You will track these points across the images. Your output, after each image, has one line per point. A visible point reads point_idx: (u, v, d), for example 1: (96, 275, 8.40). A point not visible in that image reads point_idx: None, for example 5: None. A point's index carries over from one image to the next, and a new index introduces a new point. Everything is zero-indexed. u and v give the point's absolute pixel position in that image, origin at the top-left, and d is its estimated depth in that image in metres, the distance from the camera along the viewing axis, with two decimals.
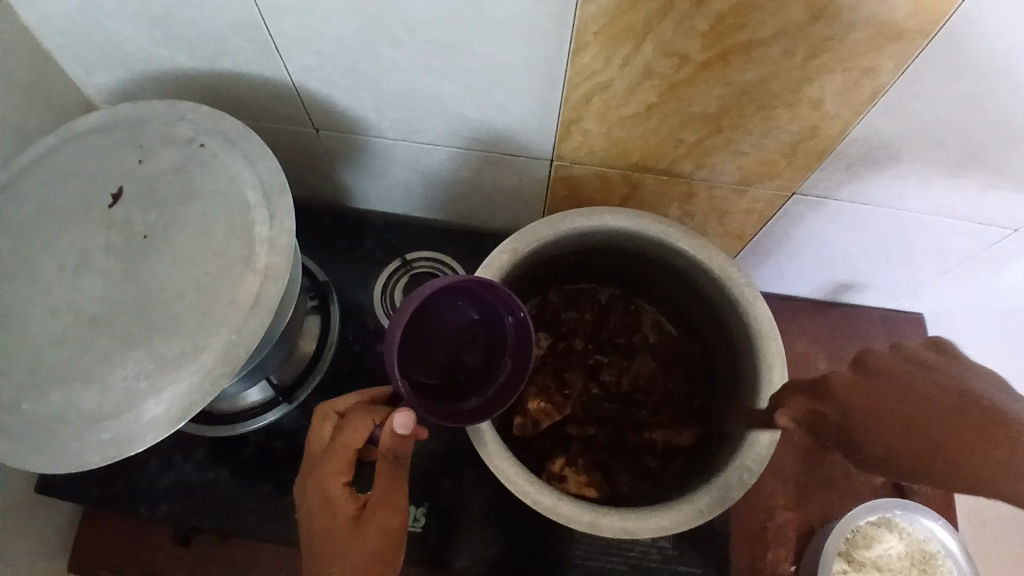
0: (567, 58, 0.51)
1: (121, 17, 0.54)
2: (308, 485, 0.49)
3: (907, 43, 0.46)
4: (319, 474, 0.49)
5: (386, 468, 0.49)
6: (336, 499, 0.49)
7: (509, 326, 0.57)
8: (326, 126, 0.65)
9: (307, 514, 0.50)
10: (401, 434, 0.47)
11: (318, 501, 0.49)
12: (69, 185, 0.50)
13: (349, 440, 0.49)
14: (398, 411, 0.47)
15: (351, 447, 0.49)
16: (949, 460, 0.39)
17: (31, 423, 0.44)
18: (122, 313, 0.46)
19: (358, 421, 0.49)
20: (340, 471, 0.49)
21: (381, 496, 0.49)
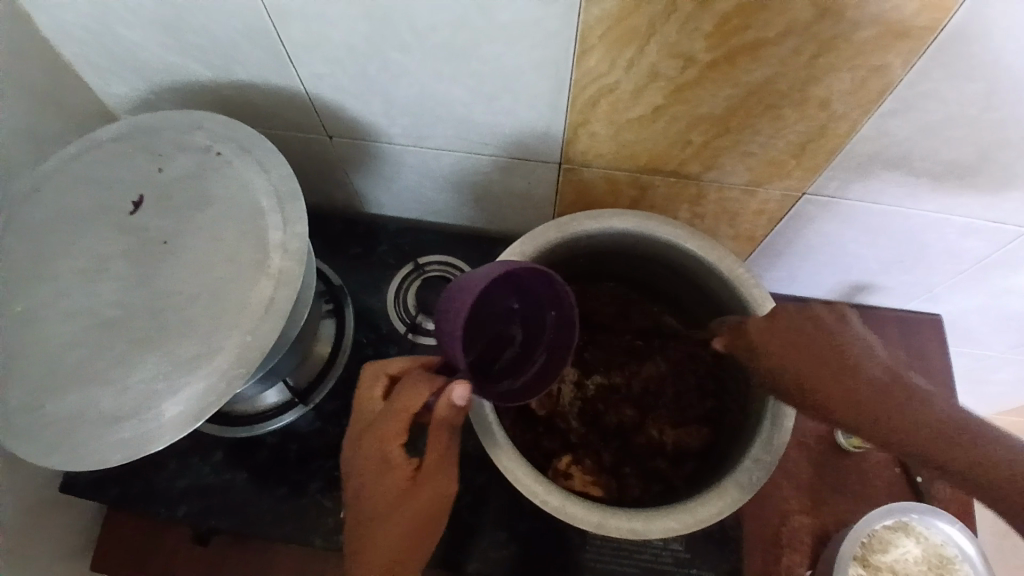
0: (573, 61, 0.52)
1: (140, 27, 0.55)
2: (365, 444, 0.50)
3: (915, 41, 0.46)
4: (376, 435, 0.49)
5: (441, 437, 0.50)
6: (392, 461, 0.49)
7: (549, 320, 0.57)
8: (340, 134, 0.66)
9: (362, 470, 0.51)
10: (459, 406, 0.47)
11: (376, 460, 0.50)
12: (91, 192, 0.52)
13: (404, 406, 0.48)
14: (457, 383, 0.46)
15: (406, 413, 0.48)
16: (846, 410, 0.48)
17: (54, 423, 0.46)
18: (141, 315, 0.47)
19: (414, 388, 0.48)
20: (397, 435, 0.49)
21: (436, 462, 0.50)
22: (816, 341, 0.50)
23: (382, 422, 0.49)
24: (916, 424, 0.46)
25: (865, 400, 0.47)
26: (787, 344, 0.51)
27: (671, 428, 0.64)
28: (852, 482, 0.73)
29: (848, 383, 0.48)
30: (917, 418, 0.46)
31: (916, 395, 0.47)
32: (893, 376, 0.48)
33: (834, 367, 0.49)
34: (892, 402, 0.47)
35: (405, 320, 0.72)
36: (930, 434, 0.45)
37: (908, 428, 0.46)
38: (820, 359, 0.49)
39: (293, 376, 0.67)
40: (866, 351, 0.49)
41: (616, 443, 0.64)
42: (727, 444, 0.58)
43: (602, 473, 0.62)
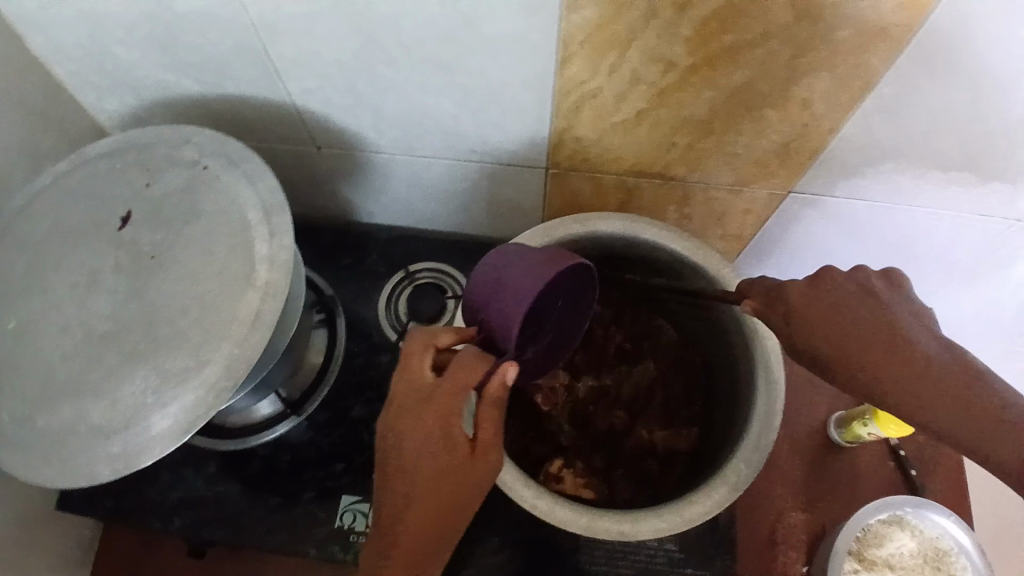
0: (556, 68, 0.52)
1: (127, 43, 0.56)
2: (418, 422, 0.46)
3: (894, 39, 0.46)
4: (428, 410, 0.46)
5: (492, 412, 0.47)
6: (448, 438, 0.46)
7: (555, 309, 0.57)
8: (328, 144, 0.66)
9: (408, 450, 0.46)
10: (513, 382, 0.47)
11: (428, 438, 0.46)
12: (79, 207, 0.52)
13: (464, 379, 0.46)
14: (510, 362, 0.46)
15: (465, 386, 0.46)
16: (887, 382, 0.43)
17: (44, 439, 0.46)
18: (130, 329, 0.47)
19: (472, 361, 0.47)
20: (453, 409, 0.46)
21: (490, 440, 0.47)
22: (861, 308, 0.46)
23: (436, 397, 0.46)
24: (970, 410, 0.42)
25: (916, 378, 0.43)
26: (835, 312, 0.46)
27: (660, 430, 0.65)
28: (846, 479, 0.73)
29: (898, 359, 0.44)
30: (970, 403, 0.42)
31: (973, 380, 0.43)
32: (949, 356, 0.44)
33: (885, 340, 0.44)
34: (949, 384, 0.43)
35: (397, 328, 0.72)
36: (967, 414, 0.42)
37: (946, 405, 0.42)
38: (870, 331, 0.45)
39: (285, 387, 0.67)
40: (919, 329, 0.45)
41: (606, 446, 0.65)
42: (715, 446, 0.59)
43: (592, 476, 0.63)
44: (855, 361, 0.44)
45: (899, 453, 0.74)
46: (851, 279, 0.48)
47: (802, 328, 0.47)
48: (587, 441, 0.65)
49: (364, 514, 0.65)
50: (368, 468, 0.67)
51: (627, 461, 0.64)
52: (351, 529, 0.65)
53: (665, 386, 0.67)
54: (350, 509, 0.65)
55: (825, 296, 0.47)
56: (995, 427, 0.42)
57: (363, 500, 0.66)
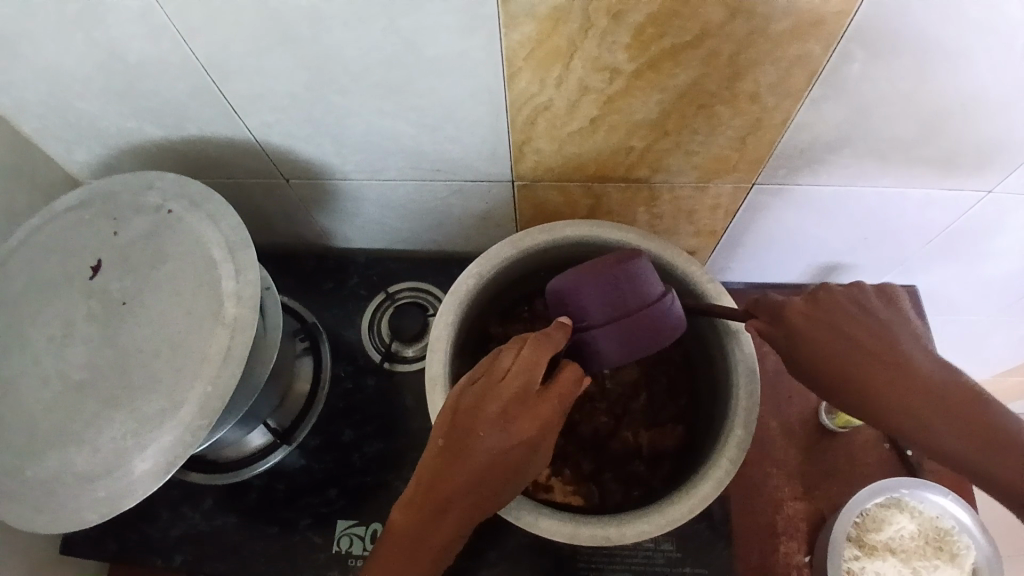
0: (504, 85, 0.53)
1: (89, 96, 0.57)
2: (506, 429, 0.48)
3: (831, 26, 0.47)
4: (520, 407, 0.48)
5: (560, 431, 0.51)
6: (523, 442, 0.48)
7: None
8: (296, 175, 0.68)
9: (489, 443, 0.47)
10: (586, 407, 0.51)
11: (513, 435, 0.48)
12: (52, 260, 0.54)
13: (559, 391, 0.49)
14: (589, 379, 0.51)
15: (559, 399, 0.49)
16: (880, 398, 0.46)
17: (33, 488, 0.47)
18: (106, 377, 0.49)
19: (574, 383, 0.50)
20: (538, 415, 0.48)
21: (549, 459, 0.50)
22: (857, 326, 0.49)
23: (530, 395, 0.49)
24: (964, 425, 0.44)
25: (911, 392, 0.46)
26: (833, 330, 0.49)
27: (647, 431, 0.65)
28: (842, 464, 0.72)
29: (892, 373, 0.46)
30: (964, 412, 0.45)
31: (976, 400, 0.45)
32: (946, 373, 0.46)
33: (879, 357, 0.47)
34: (948, 403, 0.45)
35: (380, 349, 0.73)
36: (963, 426, 0.44)
37: (940, 417, 0.45)
38: (867, 350, 0.47)
39: (274, 417, 0.68)
40: (918, 349, 0.47)
41: (595, 451, 0.65)
42: (698, 443, 0.59)
43: (582, 482, 0.63)
44: (849, 376, 0.47)
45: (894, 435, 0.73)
46: (848, 296, 0.51)
47: (799, 348, 0.50)
48: (577, 447, 0.65)
49: (360, 537, 0.66)
50: (361, 492, 0.67)
51: (615, 463, 0.64)
52: (349, 553, 0.65)
53: (648, 385, 0.67)
54: (346, 534, 0.66)
55: (825, 315, 0.50)
56: (997, 447, 0.43)
57: (359, 523, 0.66)
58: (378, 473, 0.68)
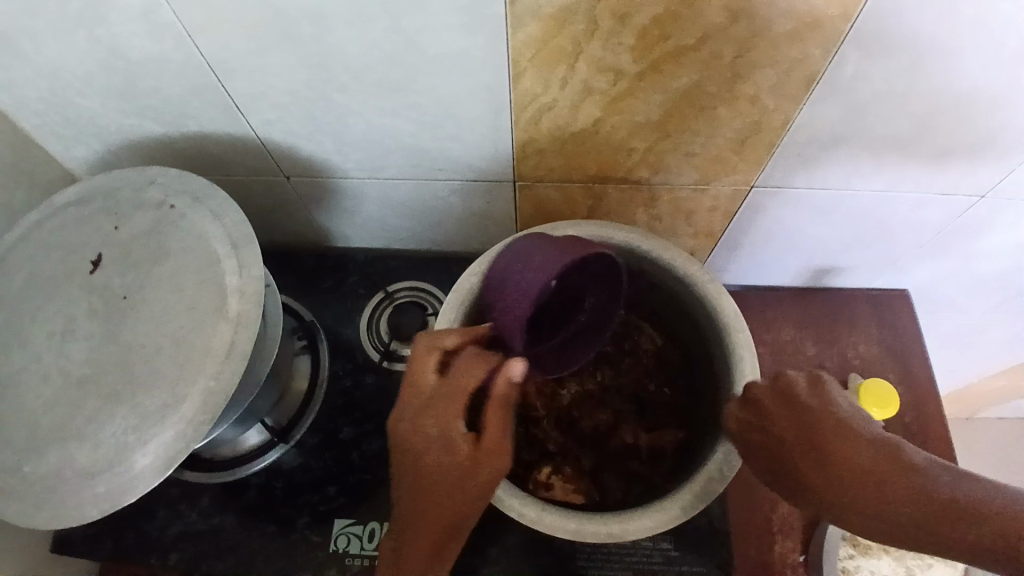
0: (508, 84, 0.53)
1: (89, 93, 0.57)
2: (421, 423, 0.51)
3: (831, 29, 0.47)
4: (435, 412, 0.51)
5: (498, 413, 0.52)
6: (451, 438, 0.51)
7: (581, 308, 0.62)
8: (297, 173, 0.67)
9: (410, 440, 0.51)
10: (516, 383, 0.52)
11: (427, 428, 0.51)
12: (52, 255, 0.53)
13: (465, 381, 0.51)
14: (516, 360, 0.51)
15: (467, 387, 0.51)
16: (833, 492, 0.48)
17: (33, 485, 0.47)
18: (108, 372, 0.48)
19: (480, 366, 0.52)
20: (456, 410, 0.51)
21: (495, 444, 0.51)
22: (797, 418, 0.50)
23: (442, 398, 0.51)
24: (913, 504, 0.46)
25: (855, 480, 0.47)
26: (776, 426, 0.50)
27: (644, 432, 0.65)
28: None
29: (830, 460, 0.48)
30: (910, 490, 0.46)
31: (905, 464, 0.47)
32: (880, 446, 0.49)
33: (817, 447, 0.49)
34: (886, 482, 0.47)
35: (379, 348, 0.73)
36: (919, 506, 0.46)
37: (891, 500, 0.46)
38: (806, 447, 0.49)
39: (272, 415, 0.68)
40: (845, 424, 0.50)
41: (594, 450, 0.65)
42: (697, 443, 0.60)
43: (582, 481, 0.63)
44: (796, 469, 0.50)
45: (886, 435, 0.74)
46: (779, 388, 0.52)
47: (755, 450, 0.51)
48: (575, 446, 0.66)
49: (358, 536, 0.65)
50: (360, 491, 0.67)
51: (614, 462, 0.64)
52: (347, 552, 0.65)
53: (646, 386, 0.67)
54: (344, 533, 0.66)
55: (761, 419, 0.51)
56: (953, 520, 0.45)
57: (357, 522, 0.66)
58: (376, 472, 0.68)
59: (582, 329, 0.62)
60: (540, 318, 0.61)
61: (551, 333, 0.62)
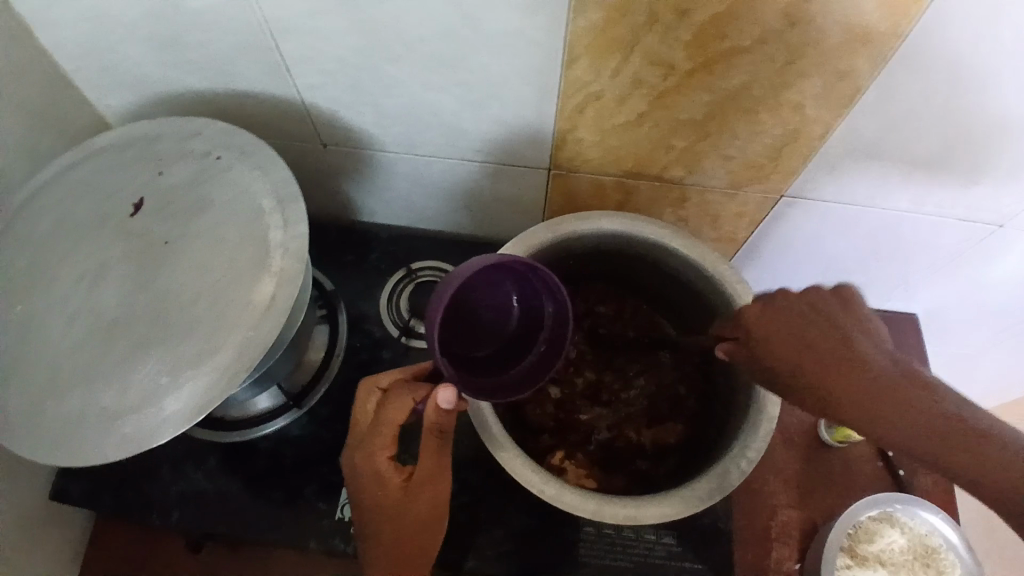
0: (560, 70, 0.54)
1: (138, 40, 0.57)
2: (356, 456, 0.53)
3: (880, 45, 0.49)
4: (368, 448, 0.52)
5: (432, 442, 0.52)
6: (382, 473, 0.52)
7: (546, 314, 0.60)
8: (334, 142, 0.68)
9: (348, 471, 0.53)
10: (445, 410, 0.50)
11: (361, 462, 0.52)
12: (89, 197, 0.53)
13: (393, 417, 0.51)
14: (442, 387, 0.49)
15: (395, 422, 0.51)
16: (840, 397, 0.44)
17: (52, 423, 0.46)
18: (142, 316, 0.48)
19: (404, 403, 0.51)
20: (385, 447, 0.52)
21: (428, 471, 0.53)
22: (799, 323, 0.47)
23: (374, 435, 0.52)
24: (936, 433, 0.41)
25: (875, 395, 0.43)
26: (785, 330, 0.47)
27: (651, 427, 0.68)
28: (838, 473, 0.74)
29: (840, 362, 0.45)
30: (932, 417, 0.42)
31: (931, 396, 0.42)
32: (907, 374, 0.44)
33: (828, 348, 0.45)
34: (906, 404, 0.42)
35: (398, 325, 0.73)
36: (935, 435, 0.41)
37: (910, 423, 0.42)
38: (821, 342, 0.46)
39: (286, 381, 0.68)
40: (871, 334, 0.46)
41: (603, 439, 0.67)
42: (705, 441, 0.62)
43: (593, 466, 0.65)
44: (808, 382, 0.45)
45: (888, 455, 0.75)
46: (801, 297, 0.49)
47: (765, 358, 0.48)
48: (586, 434, 0.67)
49: None
50: None
51: (623, 451, 0.66)
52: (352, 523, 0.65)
53: (659, 380, 0.69)
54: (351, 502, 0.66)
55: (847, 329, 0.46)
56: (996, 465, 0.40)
57: None
58: None
59: (550, 339, 0.60)
60: (522, 339, 0.63)
61: (530, 348, 0.62)
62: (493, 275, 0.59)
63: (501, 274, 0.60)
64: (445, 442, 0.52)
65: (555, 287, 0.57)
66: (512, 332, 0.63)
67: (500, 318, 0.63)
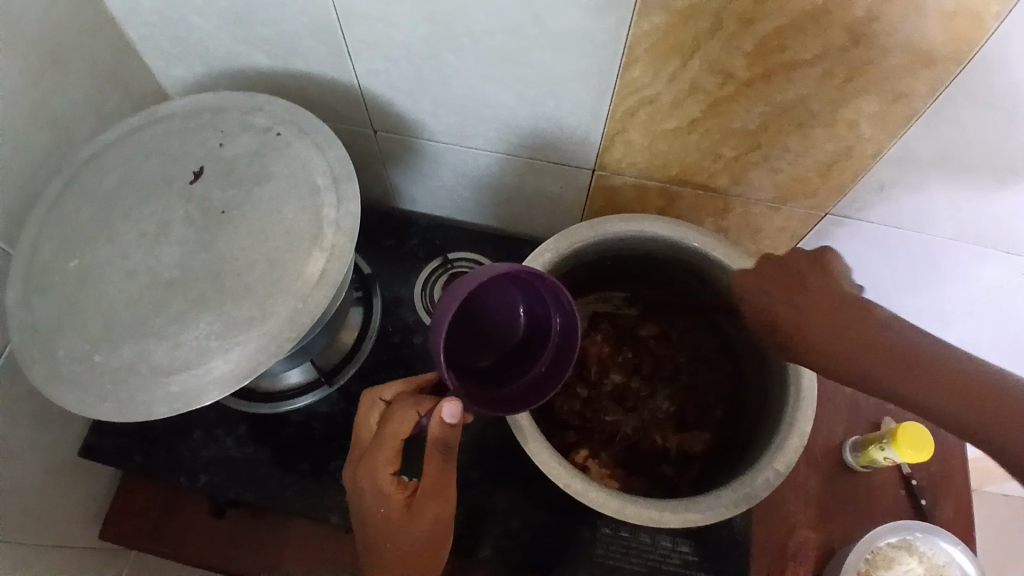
0: (617, 71, 0.55)
1: (209, 14, 0.58)
2: (358, 474, 0.52)
3: (942, 70, 0.48)
4: (370, 464, 0.52)
5: (436, 456, 0.51)
6: (382, 490, 0.51)
7: (553, 327, 0.58)
8: (385, 128, 0.69)
9: (350, 491, 0.53)
10: (449, 424, 0.49)
11: (361, 480, 0.52)
12: (154, 160, 0.55)
13: (396, 431, 0.51)
14: (447, 401, 0.49)
15: (397, 437, 0.51)
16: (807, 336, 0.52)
17: (104, 375, 0.47)
18: (197, 279, 0.49)
19: (405, 419, 0.51)
20: (388, 462, 0.51)
21: (431, 486, 0.52)
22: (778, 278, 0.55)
23: (376, 450, 0.51)
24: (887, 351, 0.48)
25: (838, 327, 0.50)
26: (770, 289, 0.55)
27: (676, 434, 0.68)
28: (859, 498, 0.73)
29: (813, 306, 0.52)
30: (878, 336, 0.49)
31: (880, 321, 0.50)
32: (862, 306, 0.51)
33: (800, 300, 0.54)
34: (858, 335, 0.49)
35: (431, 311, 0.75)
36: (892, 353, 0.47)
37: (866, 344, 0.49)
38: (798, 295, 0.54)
39: (319, 358, 0.69)
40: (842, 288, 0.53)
41: (627, 442, 0.68)
42: (731, 452, 0.62)
43: (616, 468, 0.66)
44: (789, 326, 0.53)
45: (910, 482, 0.74)
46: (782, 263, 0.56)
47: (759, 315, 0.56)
48: (612, 434, 0.68)
49: None
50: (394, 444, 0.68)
51: (647, 455, 0.67)
52: None
53: (686, 388, 0.70)
54: None
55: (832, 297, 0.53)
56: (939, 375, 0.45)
57: None
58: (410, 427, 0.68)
59: (555, 353, 0.57)
60: (525, 348, 0.60)
61: (533, 360, 0.59)
62: (501, 280, 0.58)
63: (511, 281, 0.58)
64: (448, 457, 0.52)
65: (564, 297, 0.55)
66: (516, 342, 0.61)
67: (505, 326, 0.60)
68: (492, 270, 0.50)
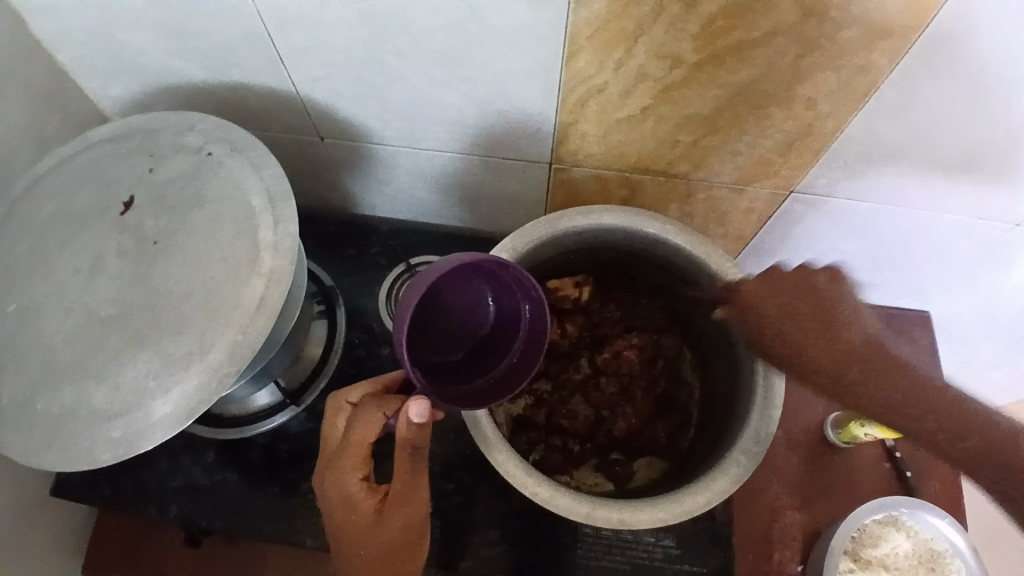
0: (563, 63, 0.52)
1: (133, 29, 0.55)
2: (327, 480, 0.51)
3: (898, 40, 0.46)
4: (338, 470, 0.50)
5: (406, 459, 0.50)
6: (352, 496, 0.50)
7: (522, 315, 0.56)
8: (332, 135, 0.66)
9: (322, 495, 0.52)
10: (417, 425, 0.47)
11: (330, 484, 0.51)
12: (82, 191, 0.52)
13: (362, 435, 0.49)
14: (413, 401, 0.47)
15: (363, 440, 0.50)
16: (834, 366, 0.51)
17: (43, 423, 0.45)
18: (133, 316, 0.47)
19: (371, 422, 0.49)
20: (356, 467, 0.50)
21: (401, 492, 0.50)
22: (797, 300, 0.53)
23: (343, 456, 0.50)
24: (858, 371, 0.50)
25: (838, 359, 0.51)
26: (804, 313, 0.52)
27: (632, 445, 0.67)
28: (841, 478, 0.73)
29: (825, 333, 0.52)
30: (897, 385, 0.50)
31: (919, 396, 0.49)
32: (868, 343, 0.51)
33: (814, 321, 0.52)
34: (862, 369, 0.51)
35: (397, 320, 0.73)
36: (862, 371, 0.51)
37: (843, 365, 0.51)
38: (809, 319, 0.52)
39: (285, 376, 0.67)
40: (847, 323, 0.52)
41: (581, 433, 0.68)
42: (685, 467, 0.61)
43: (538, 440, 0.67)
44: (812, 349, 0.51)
45: (895, 455, 0.73)
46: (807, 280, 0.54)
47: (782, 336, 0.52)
48: (568, 431, 0.68)
49: None
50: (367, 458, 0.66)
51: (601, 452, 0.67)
52: None
53: (654, 404, 0.69)
54: None
55: (847, 283, 0.53)
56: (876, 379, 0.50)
57: None
58: (382, 441, 0.67)
59: (526, 343, 0.56)
60: (494, 340, 0.59)
61: (503, 352, 0.57)
62: (462, 274, 0.55)
63: (475, 274, 0.56)
64: (419, 459, 0.50)
65: (530, 285, 0.53)
66: (486, 332, 0.59)
67: (472, 317, 0.58)
68: (456, 263, 0.48)
